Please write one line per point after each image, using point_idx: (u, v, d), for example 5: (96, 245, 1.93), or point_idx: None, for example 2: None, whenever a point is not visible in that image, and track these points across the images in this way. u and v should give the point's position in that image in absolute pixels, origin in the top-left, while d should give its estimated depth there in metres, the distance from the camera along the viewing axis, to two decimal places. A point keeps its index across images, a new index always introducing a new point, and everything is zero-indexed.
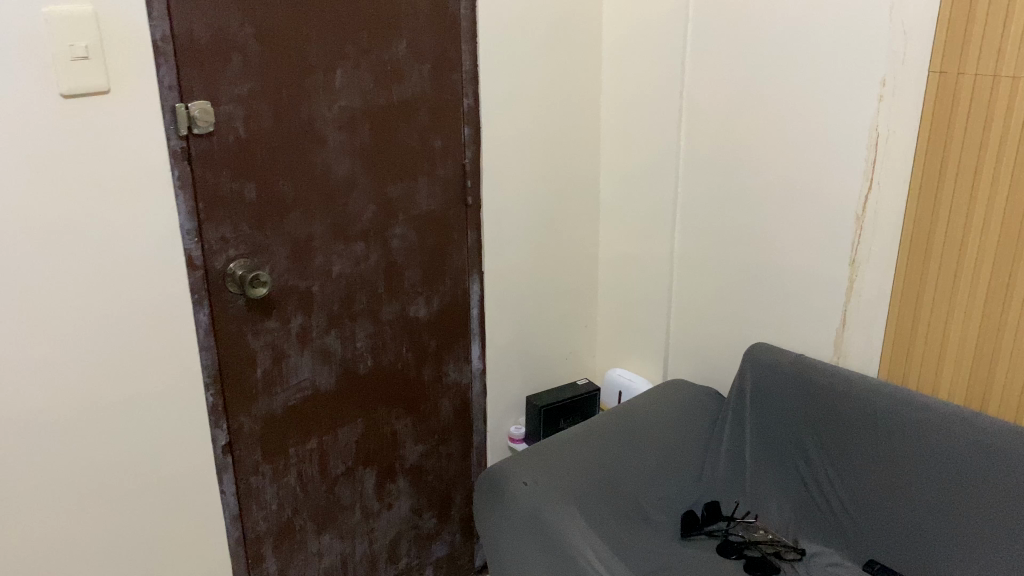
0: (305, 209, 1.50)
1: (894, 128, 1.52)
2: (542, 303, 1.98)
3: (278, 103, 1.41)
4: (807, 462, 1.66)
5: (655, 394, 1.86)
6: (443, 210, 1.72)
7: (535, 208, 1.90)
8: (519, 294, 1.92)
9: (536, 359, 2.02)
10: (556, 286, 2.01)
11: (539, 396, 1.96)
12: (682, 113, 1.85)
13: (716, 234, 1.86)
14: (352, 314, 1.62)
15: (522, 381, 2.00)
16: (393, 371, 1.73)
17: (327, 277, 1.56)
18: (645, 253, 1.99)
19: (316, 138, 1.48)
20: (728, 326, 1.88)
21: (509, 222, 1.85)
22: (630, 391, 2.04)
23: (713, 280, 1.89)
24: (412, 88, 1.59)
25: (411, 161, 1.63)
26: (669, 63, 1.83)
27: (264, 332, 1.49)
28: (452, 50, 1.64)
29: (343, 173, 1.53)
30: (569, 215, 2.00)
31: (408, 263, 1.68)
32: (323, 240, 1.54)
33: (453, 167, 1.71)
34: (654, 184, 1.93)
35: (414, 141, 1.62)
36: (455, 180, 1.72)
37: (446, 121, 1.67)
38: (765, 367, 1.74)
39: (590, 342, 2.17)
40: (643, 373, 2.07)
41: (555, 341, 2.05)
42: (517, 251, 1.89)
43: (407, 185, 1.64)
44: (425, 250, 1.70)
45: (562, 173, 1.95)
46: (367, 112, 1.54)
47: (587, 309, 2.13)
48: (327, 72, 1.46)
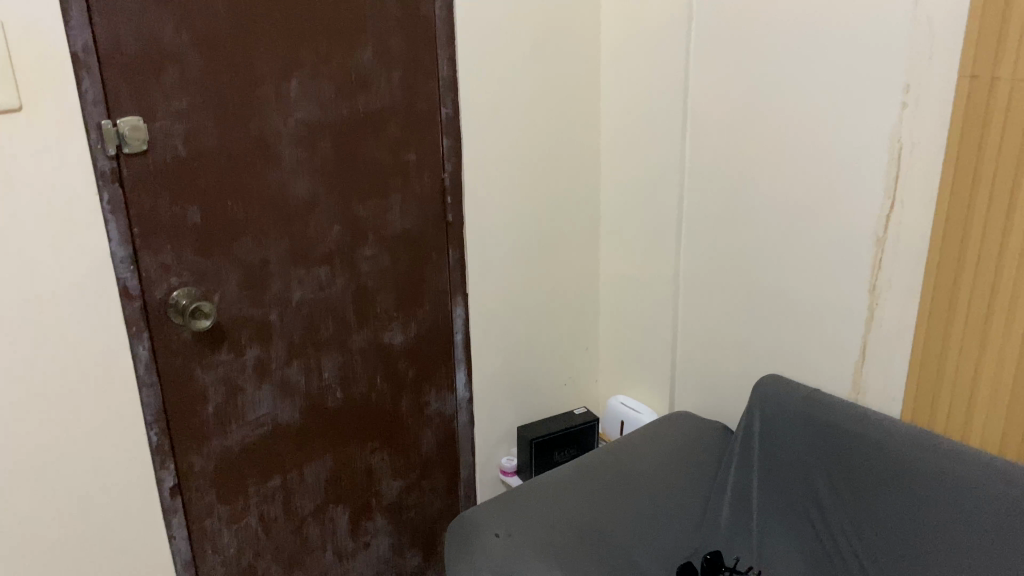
0: (259, 232, 1.38)
1: (918, 141, 1.34)
2: (535, 326, 1.84)
3: (224, 119, 1.29)
4: (819, 511, 1.48)
5: (655, 431, 1.71)
6: (420, 231, 1.59)
7: (527, 224, 1.76)
8: (510, 317, 1.78)
9: (531, 386, 1.87)
10: (551, 307, 1.87)
11: (532, 428, 1.81)
12: (687, 121, 1.69)
13: (723, 255, 1.69)
14: (317, 345, 1.50)
15: (514, 410, 1.86)
16: (367, 404, 1.60)
17: (286, 306, 1.44)
18: (649, 272, 1.83)
19: (269, 155, 1.35)
20: (737, 355, 1.72)
21: (496, 240, 1.71)
22: (633, 423, 1.88)
23: (720, 304, 1.72)
24: (380, 99, 1.46)
25: (380, 179, 1.50)
26: (671, 66, 1.67)
27: (215, 367, 1.38)
28: (427, 55, 1.50)
29: (301, 192, 1.41)
30: (566, 231, 1.85)
31: (379, 288, 1.55)
32: (281, 265, 1.41)
33: (430, 184, 1.58)
34: (659, 199, 1.77)
35: (382, 156, 1.49)
36: (433, 196, 1.59)
37: (421, 134, 1.54)
38: (774, 404, 1.58)
39: (592, 368, 2.01)
40: (647, 402, 1.91)
41: (551, 365, 1.90)
42: (506, 271, 1.75)
43: (375, 204, 1.51)
44: (399, 273, 1.58)
45: (557, 187, 1.79)
46: (327, 126, 1.41)
47: (588, 333, 1.97)
48: (279, 84, 1.34)
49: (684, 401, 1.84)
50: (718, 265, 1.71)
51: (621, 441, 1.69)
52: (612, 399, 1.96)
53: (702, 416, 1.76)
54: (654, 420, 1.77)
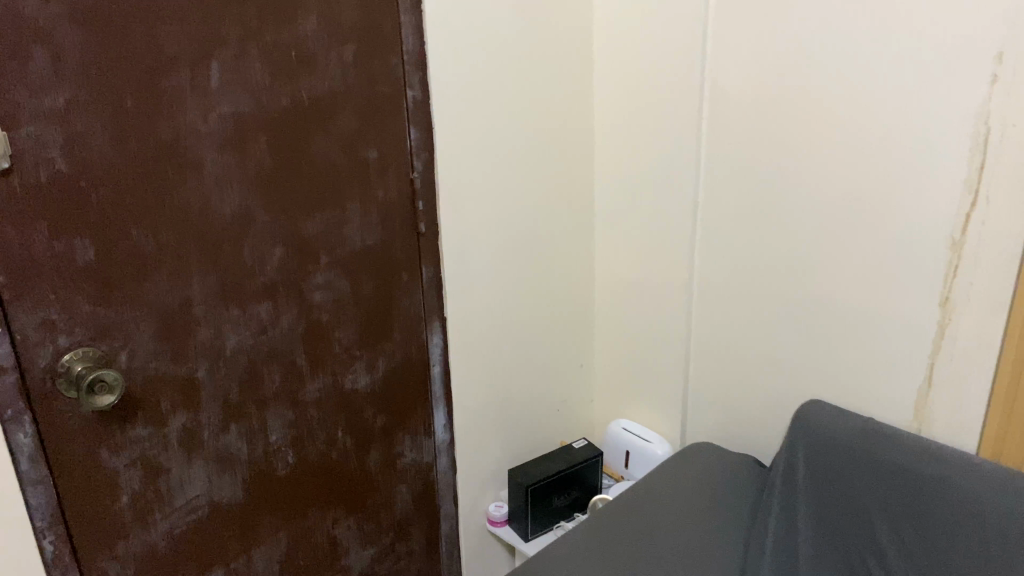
0: (178, 266, 1.04)
1: (1014, 121, 1.06)
2: (522, 347, 1.54)
3: (120, 119, 0.95)
4: (884, 568, 1.19)
5: (673, 472, 1.45)
6: (386, 246, 1.26)
7: (511, 229, 1.45)
8: (494, 340, 1.48)
9: (520, 417, 1.58)
10: (541, 323, 1.57)
11: (525, 467, 1.52)
12: (704, 99, 1.40)
13: (752, 258, 1.41)
14: (260, 402, 1.17)
15: (502, 447, 1.56)
16: (326, 465, 1.28)
17: (217, 358, 1.11)
18: (655, 277, 1.55)
19: (186, 163, 1.01)
20: (768, 377, 1.45)
21: (476, 250, 1.39)
22: (643, 452, 1.59)
23: (746, 316, 1.45)
24: (329, 83, 1.13)
25: (332, 186, 1.17)
26: (683, 33, 1.38)
27: (128, 447, 1.04)
28: (387, 23, 1.17)
29: (232, 210, 1.07)
30: (556, 233, 1.55)
31: (338, 323, 1.23)
32: (209, 306, 1.08)
33: (398, 187, 1.25)
34: (672, 193, 1.48)
35: (335, 156, 1.16)
36: (400, 203, 1.26)
37: (384, 126, 1.21)
38: (820, 438, 1.32)
39: (587, 388, 1.73)
40: (654, 428, 1.64)
41: (542, 390, 1.61)
42: (489, 286, 1.44)
43: (329, 217, 1.18)
44: (362, 302, 1.25)
45: (545, 181, 1.49)
46: (263, 121, 1.07)
47: (582, 349, 1.68)
48: (195, 67, 0.99)
49: (700, 427, 1.57)
50: (741, 271, 1.43)
51: (633, 487, 1.43)
52: (612, 423, 1.67)
53: (724, 449, 1.50)
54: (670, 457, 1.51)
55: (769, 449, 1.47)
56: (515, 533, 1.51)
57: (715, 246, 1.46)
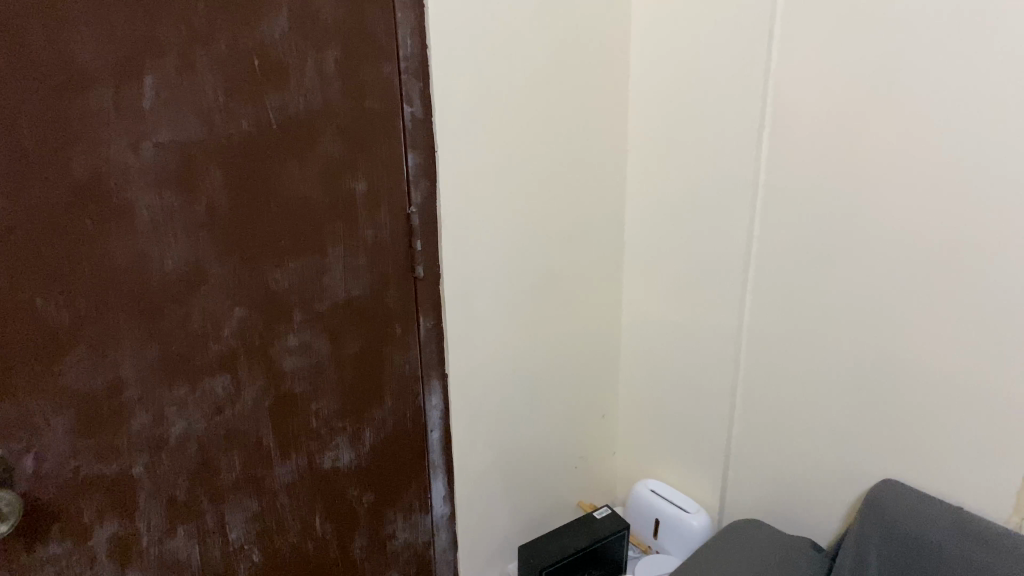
0: (102, 340, 0.80)
1: None
2: (537, 400, 1.31)
3: (15, 155, 0.70)
4: None
5: (718, 557, 1.22)
6: (376, 296, 1.02)
7: (528, 266, 1.21)
8: (508, 396, 1.26)
9: (534, 479, 1.35)
10: (563, 371, 1.34)
11: (538, 543, 1.29)
12: (767, 115, 1.16)
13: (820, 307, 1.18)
14: (214, 496, 0.93)
15: (512, 515, 1.33)
16: (300, 560, 1.05)
17: (159, 448, 0.87)
18: (696, 319, 1.32)
19: (110, 209, 0.77)
20: (831, 446, 1.22)
21: (482, 293, 1.15)
22: (676, 521, 1.36)
23: (811, 374, 1.22)
24: (303, 98, 0.88)
25: (308, 226, 0.93)
26: (742, 35, 1.14)
27: (39, 569, 0.81)
28: (379, 22, 0.92)
29: (176, 265, 0.83)
30: (581, 267, 1.31)
31: (315, 393, 1.00)
32: (146, 386, 0.84)
33: (393, 224, 1.01)
34: (726, 224, 1.24)
35: (311, 190, 0.92)
36: (395, 242, 1.02)
37: (374, 149, 0.96)
38: (898, 543, 1.10)
39: (609, 440, 1.50)
40: (688, 490, 1.42)
41: (559, 446, 1.39)
42: (500, 335, 1.20)
43: (305, 266, 0.94)
44: (346, 366, 1.02)
45: (568, 207, 1.24)
46: (217, 150, 0.83)
47: (605, 396, 1.45)
48: (122, 83, 0.75)
49: (743, 493, 1.35)
50: (798, 321, 1.21)
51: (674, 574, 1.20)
52: (640, 484, 1.44)
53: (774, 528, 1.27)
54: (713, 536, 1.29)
55: (830, 530, 1.25)
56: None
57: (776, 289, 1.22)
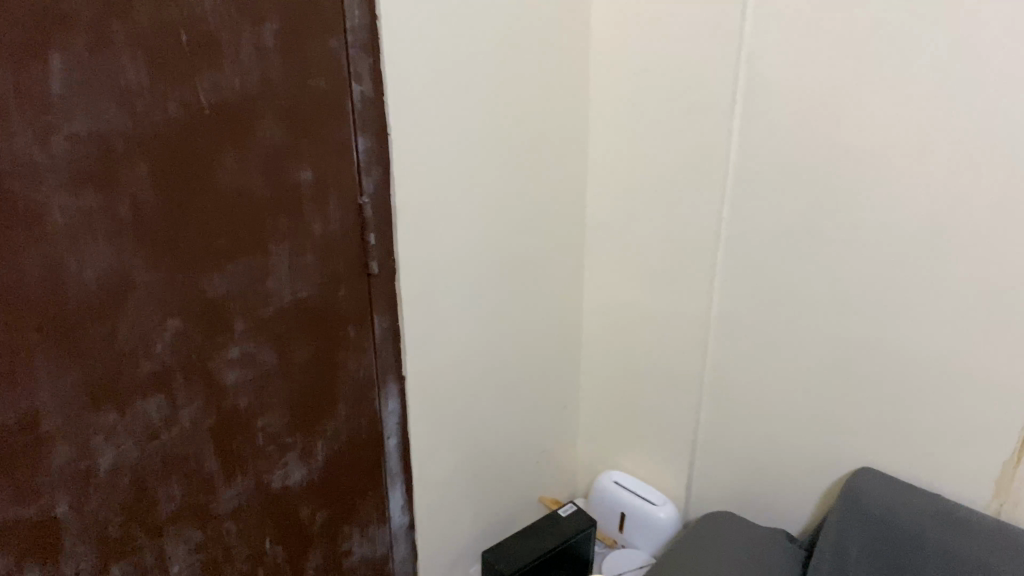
0: (12, 366, 0.68)
1: None
2: (495, 394, 1.24)
3: None
4: None
5: (695, 558, 1.16)
6: (326, 296, 0.92)
7: (486, 255, 1.13)
8: (467, 393, 1.18)
9: (494, 478, 1.28)
10: (522, 362, 1.27)
11: (502, 546, 1.22)
12: (740, 88, 1.09)
13: (794, 295, 1.13)
14: (152, 531, 0.83)
15: (472, 517, 1.26)
16: None
17: (86, 485, 0.76)
18: (662, 306, 1.27)
19: (15, 213, 0.65)
20: (805, 432, 1.19)
21: (439, 289, 1.07)
22: (642, 514, 1.32)
23: (784, 362, 1.17)
24: (238, 78, 0.77)
25: (248, 223, 0.82)
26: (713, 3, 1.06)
27: None
28: None
29: (97, 274, 0.71)
30: (540, 253, 1.23)
31: (262, 407, 0.89)
32: (68, 415, 0.73)
33: (344, 216, 0.91)
34: (695, 206, 1.18)
35: (250, 183, 0.81)
36: (346, 237, 0.92)
37: (319, 133, 0.86)
38: (879, 534, 1.07)
39: (568, 430, 1.43)
40: (652, 480, 1.37)
41: (519, 441, 1.32)
42: (457, 330, 1.12)
43: (247, 268, 0.83)
44: (296, 375, 0.92)
45: (525, 190, 1.16)
46: (140, 140, 0.71)
47: (563, 385, 1.38)
48: (22, 63, 0.63)
49: (710, 482, 1.32)
50: (767, 305, 1.16)
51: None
52: (602, 475, 1.38)
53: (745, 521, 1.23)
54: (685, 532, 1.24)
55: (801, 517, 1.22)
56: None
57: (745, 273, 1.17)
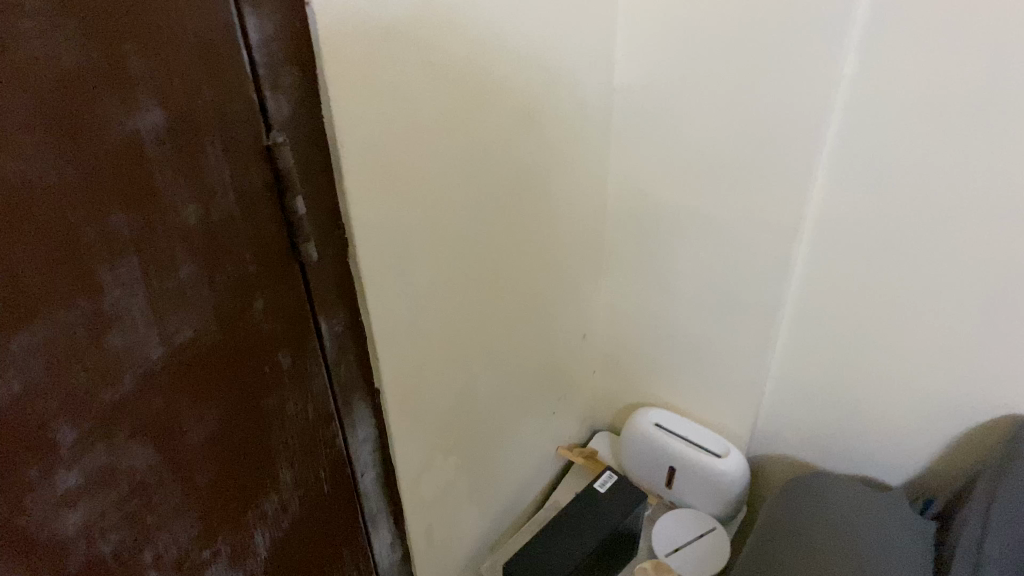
0: None
1: None
2: (502, 355, 0.86)
3: None
4: None
5: (805, 555, 0.86)
6: (230, 319, 0.51)
7: (479, 174, 0.71)
8: (468, 368, 0.80)
9: (504, 453, 0.94)
10: (532, 300, 0.89)
11: (533, 551, 0.90)
12: None
13: (962, 185, 0.77)
14: None
15: (481, 511, 0.92)
16: None
17: None
18: (727, 204, 0.87)
19: None
20: (938, 363, 0.88)
21: (412, 247, 0.66)
22: (698, 469, 1.00)
23: (928, 273, 0.84)
24: None
25: (42, 246, 0.37)
26: None
27: None
28: None
29: None
30: (555, 147, 0.82)
31: (148, 535, 0.50)
32: None
33: (242, 176, 0.48)
34: (801, 64, 0.74)
35: (31, 164, 0.36)
36: (253, 210, 0.49)
37: (164, 23, 0.40)
38: None
39: (585, 359, 1.07)
40: (704, 416, 1.05)
41: (534, 397, 0.96)
42: (449, 293, 0.73)
43: (65, 333, 0.40)
44: (201, 461, 0.52)
45: (531, 59, 0.72)
46: None
47: (582, 310, 1.01)
48: None
49: (788, 409, 1.03)
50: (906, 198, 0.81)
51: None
52: (640, 416, 1.06)
53: (847, 488, 0.95)
54: (786, 497, 0.96)
55: (916, 456, 0.95)
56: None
57: (882, 153, 0.80)
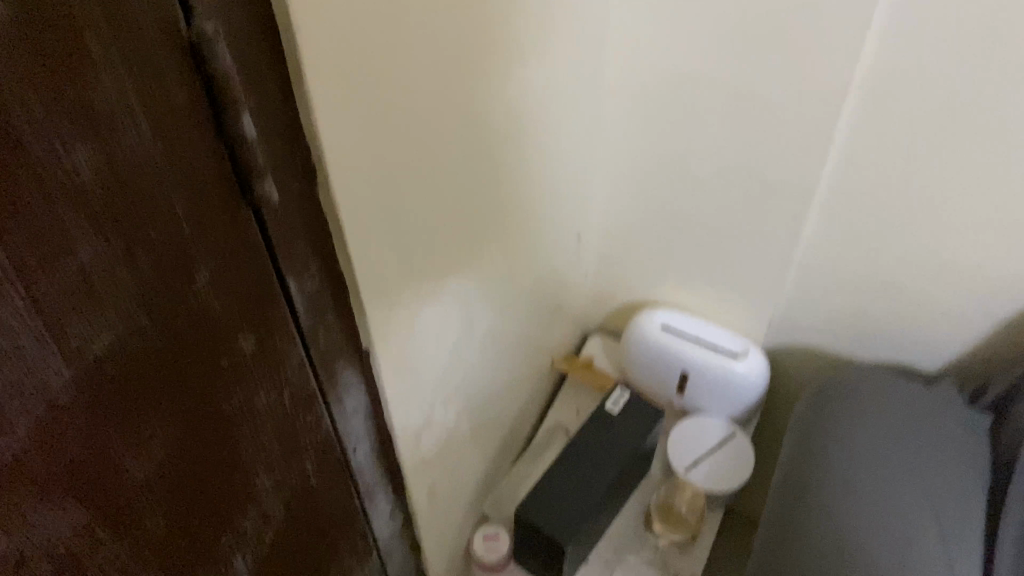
0: None
1: None
2: (500, 271, 0.71)
3: None
4: None
5: (838, 478, 0.79)
6: (167, 311, 0.34)
7: (480, 55, 0.53)
8: (467, 293, 0.66)
9: (502, 379, 0.81)
10: (531, 203, 0.73)
11: (542, 493, 0.81)
12: None
13: None
14: None
15: (481, 446, 0.81)
16: None
17: None
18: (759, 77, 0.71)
19: None
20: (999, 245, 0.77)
21: (409, 170, 0.49)
22: (715, 372, 0.90)
23: (997, 158, 0.71)
24: None
25: None
26: None
27: None
28: None
29: None
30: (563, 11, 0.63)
31: None
32: None
33: (155, 94, 0.30)
34: None
35: None
36: (179, 141, 0.32)
37: None
38: None
39: (580, 258, 0.93)
40: (716, 311, 0.94)
41: (531, 312, 0.83)
42: (447, 212, 0.57)
43: None
44: (152, 504, 0.37)
45: None
46: None
47: (579, 212, 0.86)
48: None
49: (809, 295, 0.92)
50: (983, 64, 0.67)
51: (797, 532, 0.77)
52: (643, 317, 0.94)
53: (881, 383, 0.86)
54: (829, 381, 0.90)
55: (955, 336, 0.87)
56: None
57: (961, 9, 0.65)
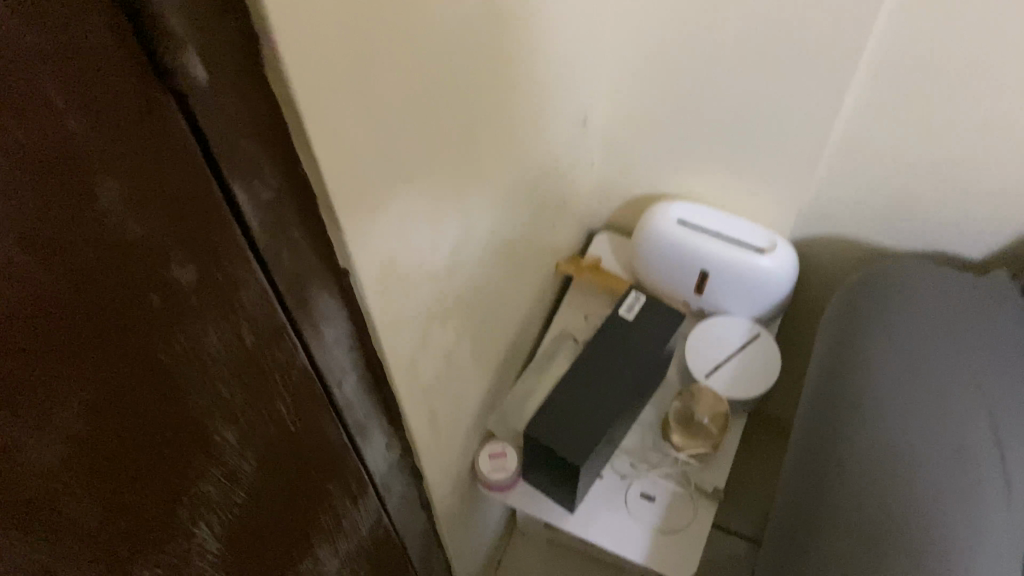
0: None
1: None
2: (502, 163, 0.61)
3: None
4: None
5: (878, 384, 0.72)
6: (57, 240, 0.25)
7: None
8: (467, 189, 0.56)
9: (504, 287, 0.72)
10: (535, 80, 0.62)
11: (553, 409, 0.73)
12: None
13: None
14: None
15: (484, 362, 0.73)
16: None
17: None
18: None
19: None
20: None
21: (390, 38, 0.38)
22: (739, 268, 0.81)
23: None
24: None
25: None
26: None
27: None
28: None
29: None
30: None
31: None
32: None
33: None
34: None
35: None
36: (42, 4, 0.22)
37: None
38: None
39: (586, 145, 0.83)
40: (740, 200, 0.84)
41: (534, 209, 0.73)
42: (443, 90, 0.46)
43: None
44: (71, 486, 0.29)
45: None
46: None
47: (584, 95, 0.75)
48: None
49: (844, 178, 0.82)
50: None
51: (832, 442, 0.71)
52: (659, 209, 0.85)
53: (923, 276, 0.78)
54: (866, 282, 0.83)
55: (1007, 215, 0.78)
56: (542, 496, 0.80)
57: None
